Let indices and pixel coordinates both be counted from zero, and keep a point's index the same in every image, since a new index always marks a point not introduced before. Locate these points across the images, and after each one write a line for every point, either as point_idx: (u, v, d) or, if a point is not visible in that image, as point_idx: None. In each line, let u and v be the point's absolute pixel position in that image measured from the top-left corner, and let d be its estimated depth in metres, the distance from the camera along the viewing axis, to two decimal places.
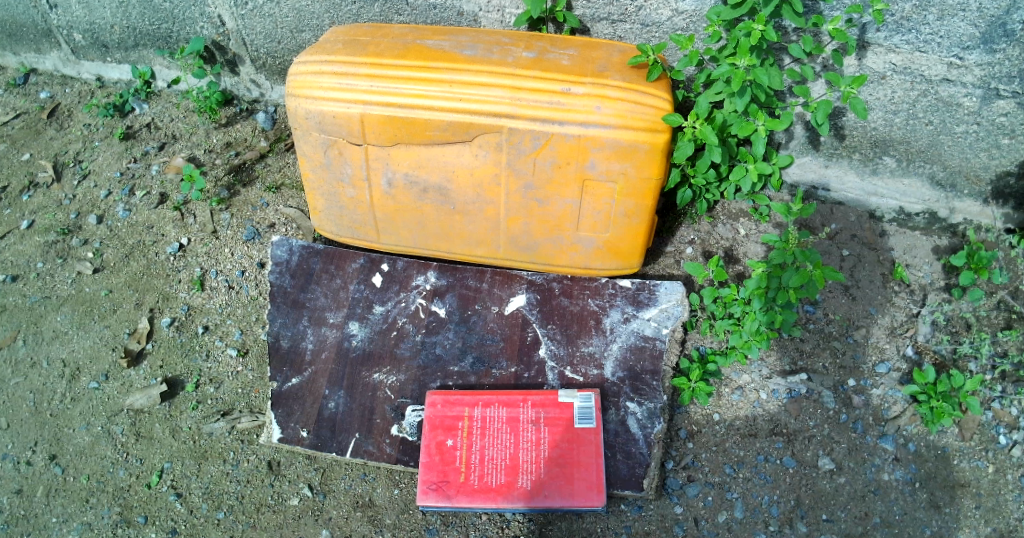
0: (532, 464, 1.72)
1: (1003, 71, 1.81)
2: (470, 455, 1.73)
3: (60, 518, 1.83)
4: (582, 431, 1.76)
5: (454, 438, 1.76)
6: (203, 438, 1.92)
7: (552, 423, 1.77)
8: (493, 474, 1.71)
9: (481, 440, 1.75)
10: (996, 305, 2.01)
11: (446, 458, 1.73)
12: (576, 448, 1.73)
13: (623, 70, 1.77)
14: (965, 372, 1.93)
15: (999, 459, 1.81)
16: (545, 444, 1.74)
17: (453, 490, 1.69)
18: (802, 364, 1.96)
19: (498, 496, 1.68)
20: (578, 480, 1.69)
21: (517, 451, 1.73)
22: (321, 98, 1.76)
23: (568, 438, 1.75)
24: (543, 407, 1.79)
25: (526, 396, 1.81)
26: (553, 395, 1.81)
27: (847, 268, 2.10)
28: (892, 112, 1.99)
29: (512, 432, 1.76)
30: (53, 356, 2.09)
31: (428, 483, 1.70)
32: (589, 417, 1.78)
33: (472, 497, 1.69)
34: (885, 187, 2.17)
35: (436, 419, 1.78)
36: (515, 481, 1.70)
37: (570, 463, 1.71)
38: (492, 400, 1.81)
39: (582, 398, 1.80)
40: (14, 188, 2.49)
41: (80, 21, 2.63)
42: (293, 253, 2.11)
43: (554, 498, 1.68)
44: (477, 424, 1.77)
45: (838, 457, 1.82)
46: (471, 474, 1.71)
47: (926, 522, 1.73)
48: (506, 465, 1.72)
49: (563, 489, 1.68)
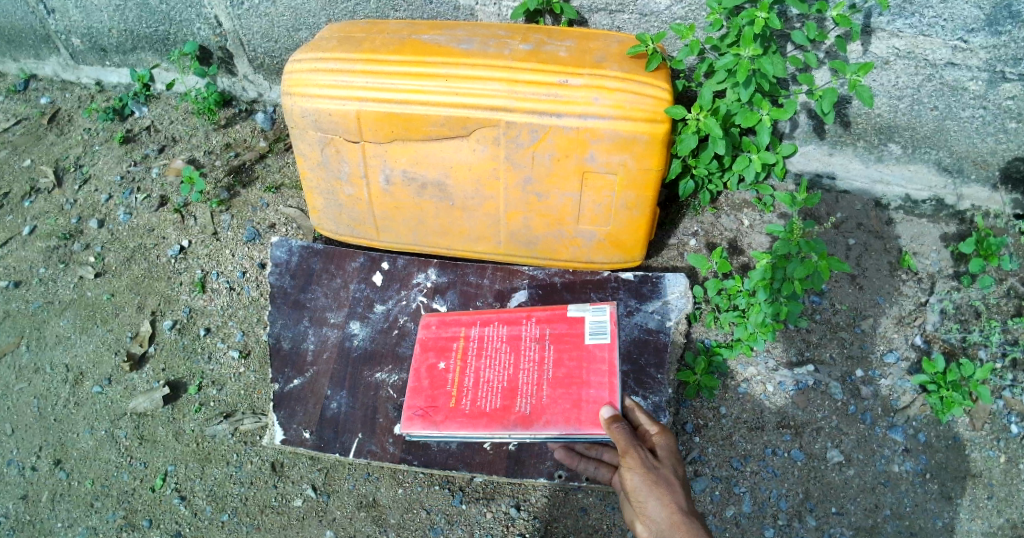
0: (533, 387, 1.76)
1: (1009, 53, 1.78)
2: (463, 378, 1.79)
3: (65, 523, 1.82)
4: (592, 347, 1.81)
5: (446, 360, 1.83)
6: (207, 440, 1.92)
7: (556, 340, 1.83)
8: (489, 398, 1.75)
9: (476, 361, 1.82)
10: (1007, 292, 1.98)
11: (436, 382, 1.79)
12: (583, 367, 1.78)
13: (622, 60, 1.74)
14: (975, 360, 1.90)
15: (1011, 449, 1.78)
16: (547, 364, 1.79)
17: (441, 416, 1.74)
18: (809, 355, 1.94)
19: (492, 422, 1.72)
20: (585, 404, 1.71)
21: (517, 374, 1.79)
22: (316, 95, 1.74)
23: (576, 356, 1.79)
24: (548, 325, 1.86)
25: (529, 315, 1.88)
26: (560, 312, 1.87)
27: (853, 258, 2.07)
28: (897, 98, 1.95)
29: (512, 351, 1.83)
30: (55, 361, 2.09)
31: (413, 410, 1.76)
32: (602, 332, 1.82)
33: (463, 423, 1.72)
34: (891, 174, 2.13)
35: (430, 341, 1.87)
36: (513, 405, 1.74)
37: (576, 385, 1.74)
38: (491, 321, 1.88)
39: (593, 312, 1.86)
40: (16, 195, 2.50)
41: (77, 25, 2.63)
42: (293, 254, 2.10)
43: (557, 425, 1.69)
44: (472, 344, 1.85)
45: (846, 449, 1.80)
46: (462, 399, 1.76)
47: (937, 513, 1.71)
48: (503, 389, 1.77)
49: (568, 413, 1.70)
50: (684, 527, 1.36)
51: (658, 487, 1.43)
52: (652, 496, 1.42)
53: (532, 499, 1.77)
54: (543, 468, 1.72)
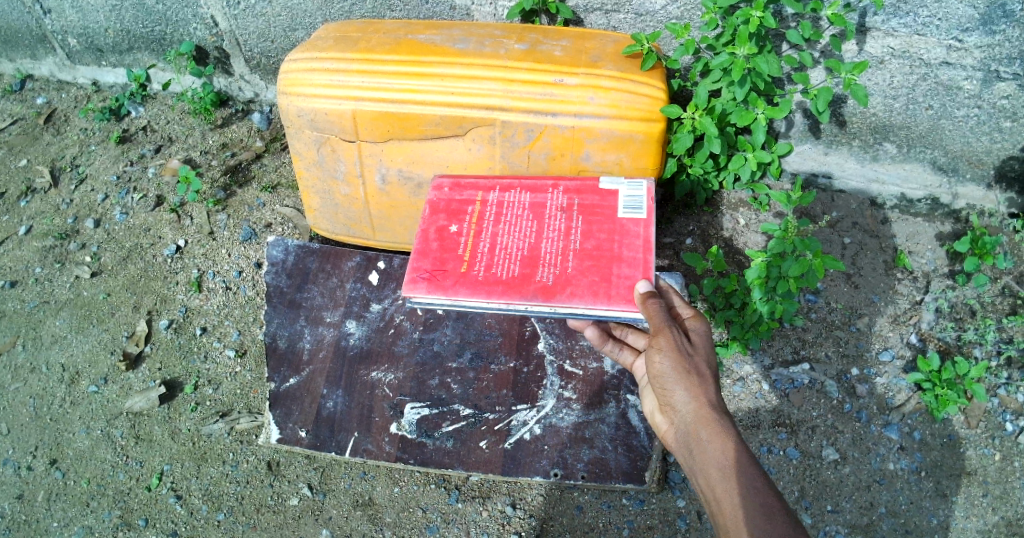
0: (557, 257, 1.44)
1: (1003, 52, 1.78)
2: (477, 243, 1.48)
3: (61, 522, 1.82)
4: (625, 221, 1.49)
5: (459, 224, 1.52)
6: (203, 439, 1.92)
7: (585, 212, 1.52)
8: (506, 266, 1.43)
9: (494, 227, 1.51)
10: (1001, 290, 1.99)
11: (446, 245, 1.48)
12: (616, 240, 1.46)
13: (618, 60, 1.75)
14: (970, 358, 1.90)
15: (1006, 446, 1.78)
16: (574, 234, 1.48)
17: (451, 281, 1.41)
18: (804, 353, 1.94)
19: (508, 290, 1.39)
20: (616, 279, 1.39)
21: (539, 241, 1.47)
22: (312, 95, 1.75)
23: (608, 228, 1.48)
24: (577, 196, 1.56)
25: (556, 185, 1.59)
26: (592, 184, 1.58)
27: (848, 256, 2.08)
28: (892, 97, 1.96)
29: (535, 220, 1.52)
30: (52, 361, 2.09)
31: (418, 272, 1.44)
32: (637, 206, 1.52)
33: (473, 290, 1.40)
34: (886, 173, 2.14)
35: (441, 204, 1.57)
36: (533, 274, 1.41)
37: (607, 259, 1.42)
38: (514, 187, 1.60)
39: (629, 186, 1.55)
40: (12, 194, 2.50)
41: (73, 26, 2.63)
42: (289, 253, 2.10)
43: (582, 298, 1.37)
44: (490, 209, 1.56)
45: (842, 447, 1.81)
46: (475, 264, 1.44)
47: (933, 511, 1.71)
48: (522, 256, 1.45)
49: (596, 287, 1.38)
50: (712, 423, 1.15)
51: (688, 376, 1.21)
52: (680, 386, 1.22)
53: (528, 497, 1.77)
54: (539, 466, 1.74)
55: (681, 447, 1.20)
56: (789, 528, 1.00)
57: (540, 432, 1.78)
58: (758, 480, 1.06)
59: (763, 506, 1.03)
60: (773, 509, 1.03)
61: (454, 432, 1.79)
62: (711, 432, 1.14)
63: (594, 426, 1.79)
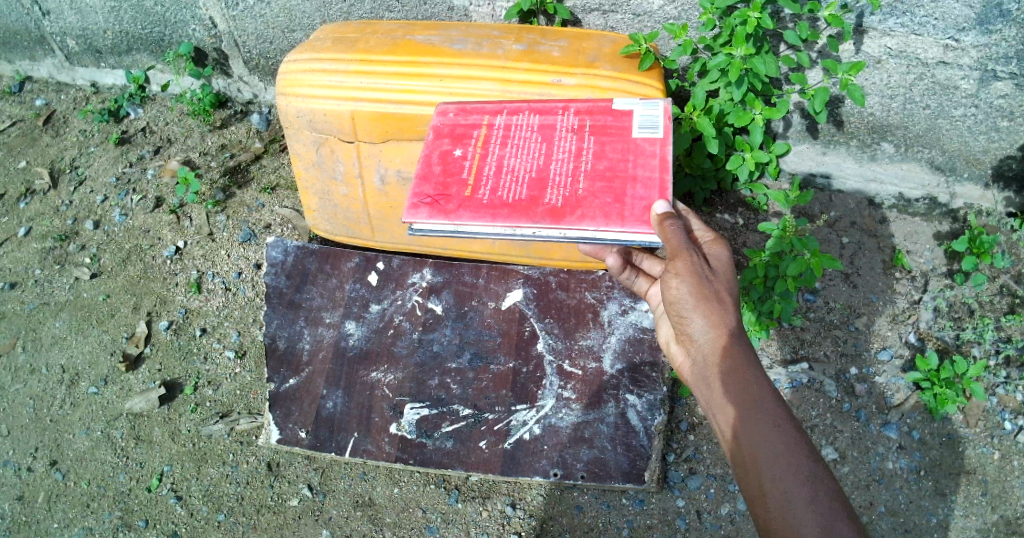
0: (567, 179, 1.30)
1: (1000, 52, 1.79)
2: (482, 166, 1.33)
3: (61, 523, 1.82)
4: (641, 140, 1.36)
5: (463, 148, 1.38)
6: (203, 440, 1.92)
7: (597, 132, 1.39)
8: (512, 188, 1.28)
9: (500, 149, 1.37)
10: (999, 289, 1.99)
11: (449, 169, 1.33)
12: (631, 161, 1.32)
13: (615, 60, 1.75)
14: (968, 357, 1.91)
15: (1004, 445, 1.79)
16: (586, 157, 1.34)
17: (453, 205, 1.26)
18: (803, 352, 1.95)
19: (514, 213, 1.24)
20: (631, 200, 1.25)
21: (548, 163, 1.33)
22: (311, 96, 1.76)
23: (622, 149, 1.35)
24: (588, 118, 1.43)
25: (566, 109, 1.46)
26: (604, 107, 1.45)
27: (847, 256, 2.08)
28: (889, 97, 1.97)
29: (544, 142, 1.37)
30: (51, 362, 2.09)
31: (419, 197, 1.28)
32: (653, 126, 1.39)
33: (477, 214, 1.24)
34: (884, 173, 2.14)
35: (445, 129, 1.42)
36: (541, 196, 1.27)
37: (621, 179, 1.29)
38: (522, 112, 1.46)
39: (644, 106, 1.43)
40: (11, 196, 2.50)
41: (72, 27, 2.63)
42: (289, 254, 2.11)
43: (594, 219, 1.23)
44: (496, 133, 1.41)
45: (841, 446, 1.81)
46: (479, 188, 1.29)
47: (931, 510, 1.72)
48: (530, 179, 1.30)
49: (609, 208, 1.24)
50: (732, 354, 1.11)
51: (707, 303, 1.16)
52: (698, 313, 1.17)
53: (528, 497, 1.77)
54: (539, 466, 1.75)
55: (697, 375, 1.17)
56: (811, 465, 0.99)
57: (540, 432, 1.78)
58: (779, 414, 1.04)
59: (785, 443, 1.02)
60: (795, 446, 1.01)
61: (453, 432, 1.80)
62: (730, 363, 1.11)
63: (593, 426, 1.78)
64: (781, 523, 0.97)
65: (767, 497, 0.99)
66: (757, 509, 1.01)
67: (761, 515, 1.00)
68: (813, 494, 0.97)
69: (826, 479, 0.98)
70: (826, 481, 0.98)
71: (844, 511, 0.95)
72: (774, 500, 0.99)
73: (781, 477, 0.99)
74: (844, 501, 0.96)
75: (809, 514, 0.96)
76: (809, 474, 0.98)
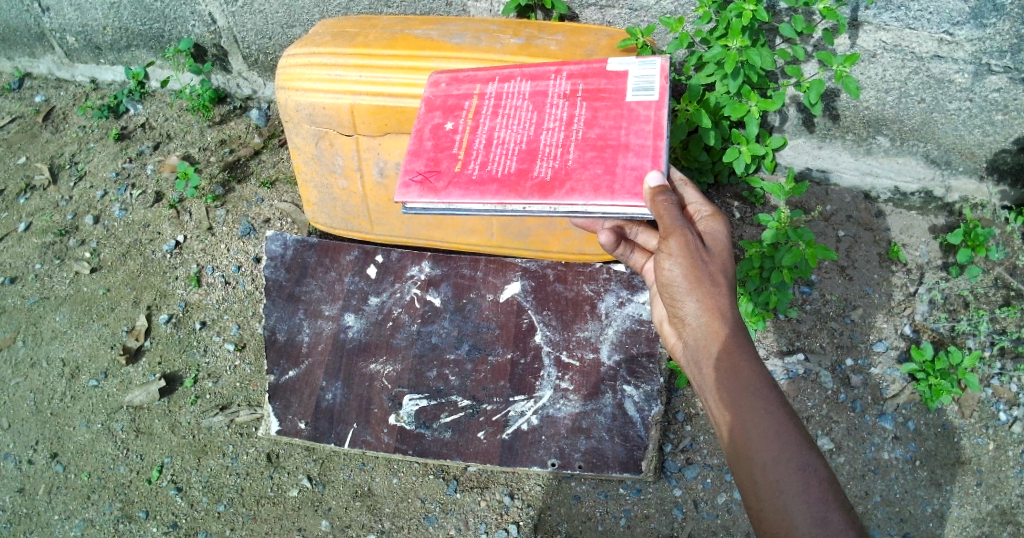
0: (557, 149, 1.32)
1: (994, 46, 1.80)
2: (473, 139, 1.36)
3: (62, 515, 1.84)
4: (634, 105, 1.38)
5: (456, 120, 1.41)
6: (202, 432, 1.93)
7: (590, 97, 1.41)
8: (502, 162, 1.31)
9: (491, 120, 1.39)
10: (994, 281, 2.01)
11: (441, 144, 1.36)
12: (623, 129, 1.34)
13: (612, 53, 1.77)
14: (963, 349, 1.93)
15: (999, 436, 1.80)
16: (576, 126, 1.36)
17: (443, 183, 1.29)
18: (800, 344, 1.96)
19: (503, 189, 1.27)
20: (621, 170, 1.27)
21: (539, 133, 1.35)
22: (311, 89, 1.78)
23: (614, 114, 1.37)
24: (581, 84, 1.44)
25: (560, 74, 1.48)
26: (600, 70, 1.46)
27: (843, 249, 2.09)
28: (884, 91, 1.98)
29: (535, 112, 1.40)
30: (52, 355, 2.11)
31: (411, 176, 1.32)
32: (648, 88, 1.40)
33: (467, 191, 1.27)
34: (879, 166, 2.15)
35: (437, 103, 1.46)
36: (530, 169, 1.29)
37: (613, 148, 1.31)
38: (514, 80, 1.48)
39: (640, 66, 1.44)
40: (11, 192, 2.51)
41: (72, 23, 2.64)
42: (288, 247, 2.12)
43: (582, 194, 1.25)
44: (488, 103, 1.43)
45: (836, 436, 1.82)
46: (470, 163, 1.32)
47: (926, 500, 1.73)
48: (520, 151, 1.33)
49: (599, 181, 1.26)
50: (724, 338, 1.12)
51: (700, 286, 1.16)
52: (692, 296, 1.17)
53: (526, 487, 1.78)
54: (536, 456, 1.76)
55: (690, 358, 1.18)
56: (801, 454, 1.00)
57: (538, 423, 1.79)
58: (771, 401, 1.05)
59: (776, 431, 1.03)
60: (786, 434, 1.02)
61: (452, 423, 1.81)
62: (722, 347, 1.12)
63: (590, 416, 1.80)
64: (773, 512, 0.98)
65: (757, 484, 1.01)
66: (749, 495, 1.02)
67: (752, 502, 1.01)
68: (804, 482, 0.98)
69: (818, 467, 0.99)
70: (817, 469, 0.99)
71: (834, 498, 0.97)
72: (764, 486, 1.00)
73: (772, 464, 1.00)
74: (836, 490, 0.97)
75: (801, 503, 0.97)
76: (800, 463, 0.99)
